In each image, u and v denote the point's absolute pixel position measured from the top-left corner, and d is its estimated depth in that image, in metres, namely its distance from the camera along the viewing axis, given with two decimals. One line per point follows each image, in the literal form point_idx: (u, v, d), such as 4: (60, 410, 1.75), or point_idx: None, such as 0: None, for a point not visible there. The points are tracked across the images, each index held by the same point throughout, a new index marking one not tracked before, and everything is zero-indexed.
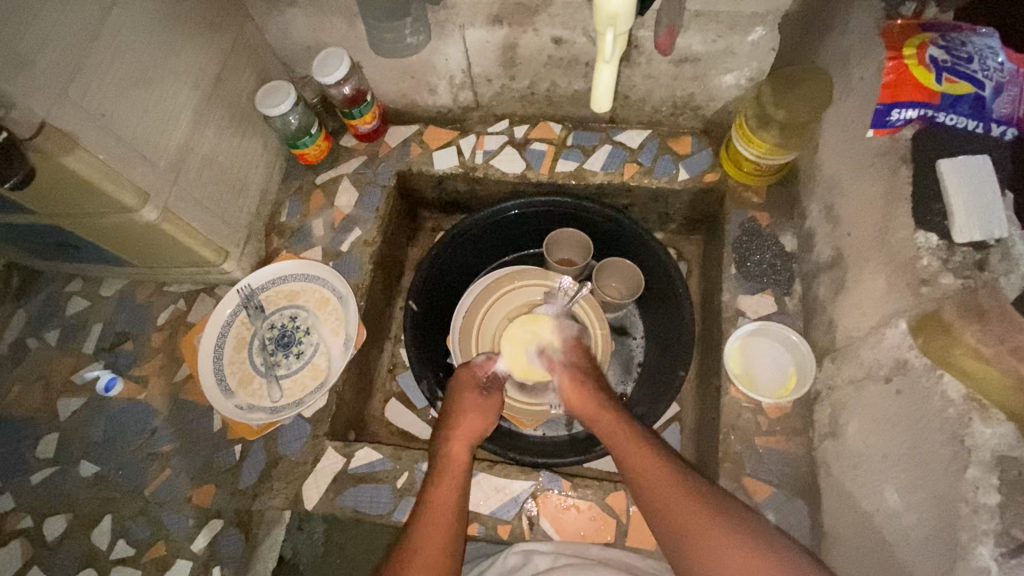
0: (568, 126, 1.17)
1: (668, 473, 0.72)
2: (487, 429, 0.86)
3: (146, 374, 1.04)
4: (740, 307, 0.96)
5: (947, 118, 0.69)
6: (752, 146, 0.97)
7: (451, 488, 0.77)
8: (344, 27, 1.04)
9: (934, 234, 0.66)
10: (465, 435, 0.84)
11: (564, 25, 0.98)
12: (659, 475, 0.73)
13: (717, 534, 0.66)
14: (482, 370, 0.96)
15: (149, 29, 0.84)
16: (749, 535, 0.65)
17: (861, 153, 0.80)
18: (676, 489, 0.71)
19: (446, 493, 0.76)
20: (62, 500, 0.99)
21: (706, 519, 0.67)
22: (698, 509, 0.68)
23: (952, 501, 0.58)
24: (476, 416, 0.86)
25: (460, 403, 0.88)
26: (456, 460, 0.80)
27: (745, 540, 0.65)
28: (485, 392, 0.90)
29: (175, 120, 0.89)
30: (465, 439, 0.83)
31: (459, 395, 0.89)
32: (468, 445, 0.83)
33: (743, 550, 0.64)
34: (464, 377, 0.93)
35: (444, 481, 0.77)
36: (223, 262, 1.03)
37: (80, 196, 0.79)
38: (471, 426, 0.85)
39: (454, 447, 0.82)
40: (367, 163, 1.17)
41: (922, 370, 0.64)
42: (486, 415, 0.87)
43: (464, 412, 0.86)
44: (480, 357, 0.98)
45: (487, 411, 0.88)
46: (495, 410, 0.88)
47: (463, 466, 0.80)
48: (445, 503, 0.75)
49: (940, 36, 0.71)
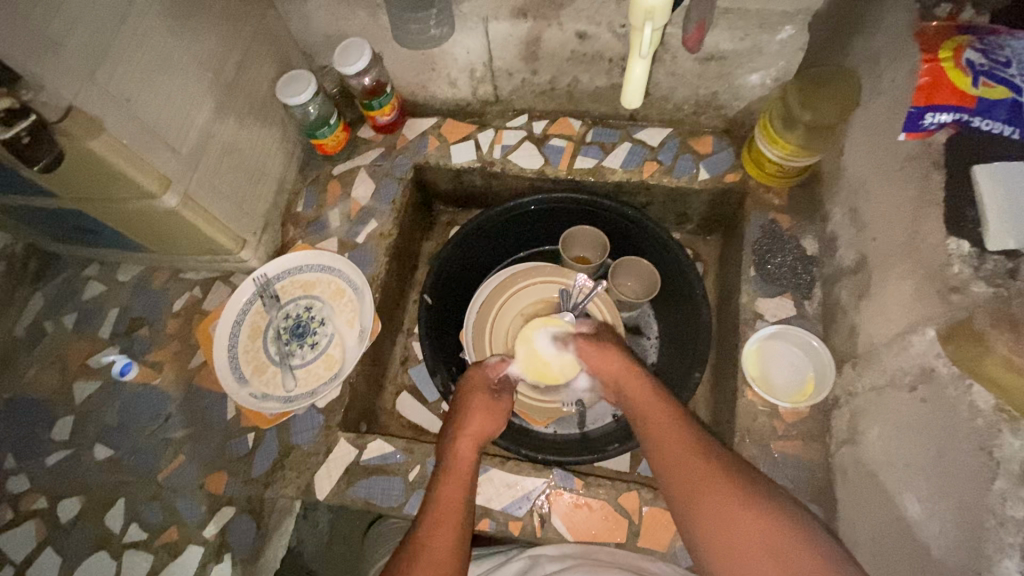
0: (588, 123, 1.17)
1: (690, 464, 0.70)
2: (495, 431, 0.85)
3: (161, 360, 1.05)
4: (758, 310, 0.95)
5: (982, 125, 0.66)
6: (776, 147, 0.96)
7: (459, 486, 0.77)
8: (367, 18, 1.03)
9: (965, 241, 0.65)
10: (473, 434, 0.83)
11: (589, 20, 0.97)
12: (680, 466, 0.71)
13: (743, 531, 0.63)
14: (494, 371, 0.95)
15: (175, 14, 0.83)
16: (779, 532, 0.62)
17: (891, 156, 0.79)
18: (699, 482, 0.68)
19: (454, 491, 0.76)
20: (76, 482, 1.00)
21: (730, 513, 0.65)
22: (723, 503, 0.65)
23: (978, 512, 0.57)
24: (484, 416, 0.85)
25: (469, 402, 0.87)
26: (464, 459, 0.80)
27: (775, 538, 0.62)
28: (496, 395, 0.90)
29: (198, 107, 0.89)
30: (472, 438, 0.82)
31: (470, 394, 0.89)
32: (477, 444, 0.82)
33: (772, 548, 0.61)
34: (475, 377, 0.92)
35: (452, 479, 0.77)
36: (241, 250, 1.03)
37: (104, 180, 0.79)
38: (480, 427, 0.84)
39: (462, 445, 0.81)
40: (385, 155, 1.17)
41: (949, 379, 0.63)
42: (497, 417, 0.87)
43: (473, 410, 0.86)
44: (493, 358, 0.97)
45: (497, 413, 0.87)
46: (504, 413, 0.88)
47: (471, 465, 0.80)
48: (454, 501, 0.75)
49: (978, 39, 0.70)
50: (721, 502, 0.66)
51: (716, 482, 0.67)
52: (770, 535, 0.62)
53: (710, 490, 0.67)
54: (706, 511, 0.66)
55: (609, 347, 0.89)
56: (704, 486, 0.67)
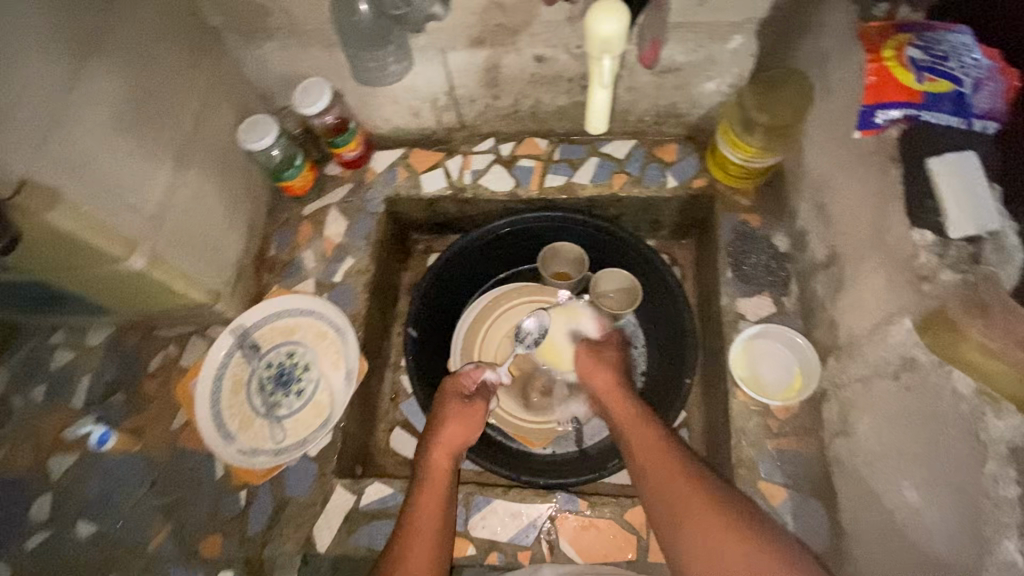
0: (554, 141, 1.17)
1: (661, 466, 0.75)
2: (469, 439, 0.88)
3: (141, 425, 1.01)
4: (740, 311, 0.97)
5: (931, 118, 0.69)
6: (738, 150, 0.98)
7: (435, 495, 0.80)
8: (324, 57, 1.03)
9: (929, 231, 0.67)
10: (446, 444, 0.86)
11: (546, 43, 0.99)
12: (655, 472, 0.75)
13: (704, 529, 0.67)
14: (470, 379, 0.95)
15: (126, 73, 0.82)
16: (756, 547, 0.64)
17: (849, 153, 0.82)
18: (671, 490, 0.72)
19: (431, 503, 0.79)
20: (61, 564, 0.94)
21: (695, 511, 0.69)
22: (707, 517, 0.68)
23: (974, 495, 0.58)
24: (460, 426, 0.88)
25: (441, 412, 0.90)
26: (438, 471, 0.83)
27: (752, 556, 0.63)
28: (470, 400, 0.92)
29: (158, 163, 0.87)
30: (445, 449, 0.85)
31: (442, 404, 0.91)
32: (451, 454, 0.85)
33: (737, 550, 0.64)
34: (447, 387, 0.94)
35: (429, 490, 0.80)
36: (216, 303, 1.01)
37: (67, 251, 0.77)
38: (453, 436, 0.87)
39: (437, 455, 0.85)
40: (355, 191, 1.16)
41: (930, 367, 0.65)
42: (469, 426, 0.89)
43: (450, 422, 0.88)
44: (468, 365, 0.97)
45: (469, 421, 0.89)
46: (477, 421, 0.89)
47: (445, 476, 0.82)
48: (431, 512, 0.78)
49: (918, 37, 0.72)
50: (689, 504, 0.70)
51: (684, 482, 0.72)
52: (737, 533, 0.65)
53: (680, 491, 0.71)
54: (675, 509, 0.71)
55: (603, 365, 0.95)
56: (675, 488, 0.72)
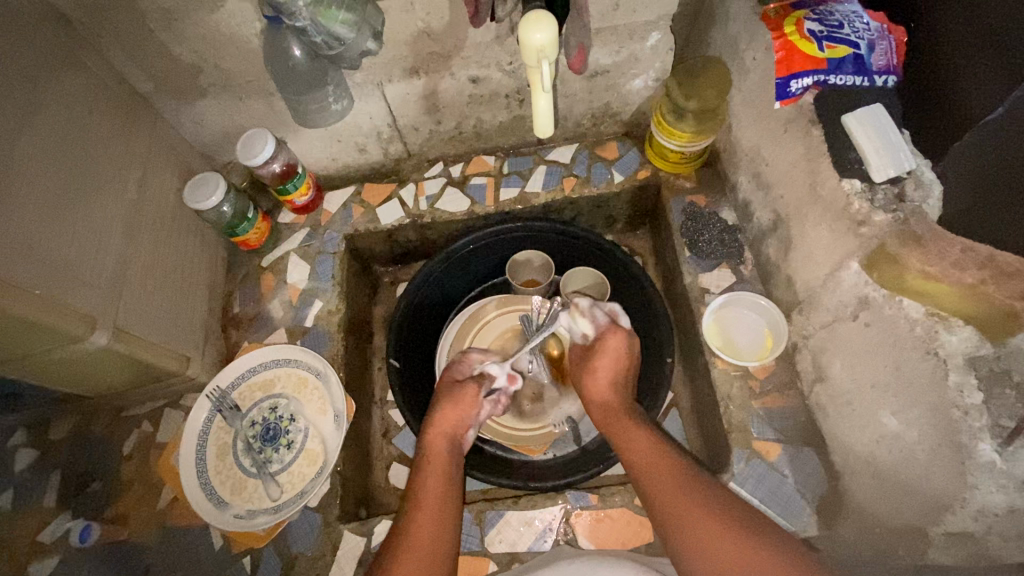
0: (500, 156, 1.21)
1: (649, 447, 0.79)
2: (468, 422, 0.90)
3: (124, 511, 0.96)
4: (704, 285, 1.01)
5: (837, 80, 0.76)
6: (674, 138, 1.03)
7: (439, 474, 0.82)
8: (262, 107, 1.04)
9: (857, 179, 0.73)
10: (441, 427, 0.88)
11: (479, 64, 1.02)
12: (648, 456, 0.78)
13: (702, 530, 0.67)
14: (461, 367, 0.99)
15: (59, 148, 0.79)
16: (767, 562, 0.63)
17: (773, 123, 0.89)
18: (670, 481, 0.73)
19: (435, 482, 0.81)
20: None
21: (680, 492, 0.71)
22: (715, 523, 0.67)
23: (945, 409, 0.64)
24: (452, 407, 0.90)
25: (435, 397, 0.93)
26: (438, 451, 0.86)
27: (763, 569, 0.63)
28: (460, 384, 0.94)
29: (105, 236, 0.84)
30: (444, 433, 0.88)
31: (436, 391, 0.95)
32: (449, 435, 0.88)
33: (711, 528, 0.67)
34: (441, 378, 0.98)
35: (435, 468, 0.83)
36: (188, 368, 0.98)
37: (21, 342, 0.73)
38: (451, 419, 0.89)
39: (438, 439, 0.88)
40: (312, 234, 1.15)
41: (883, 301, 0.71)
42: (464, 408, 0.91)
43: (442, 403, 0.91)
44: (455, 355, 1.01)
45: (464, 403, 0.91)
46: (471, 400, 0.91)
47: (446, 457, 0.85)
48: (436, 489, 0.80)
49: (812, 11, 0.80)
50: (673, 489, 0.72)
51: (676, 472, 0.74)
52: (730, 536, 0.66)
53: (670, 479, 0.73)
54: (669, 498, 0.72)
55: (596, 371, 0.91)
56: (669, 476, 0.74)
